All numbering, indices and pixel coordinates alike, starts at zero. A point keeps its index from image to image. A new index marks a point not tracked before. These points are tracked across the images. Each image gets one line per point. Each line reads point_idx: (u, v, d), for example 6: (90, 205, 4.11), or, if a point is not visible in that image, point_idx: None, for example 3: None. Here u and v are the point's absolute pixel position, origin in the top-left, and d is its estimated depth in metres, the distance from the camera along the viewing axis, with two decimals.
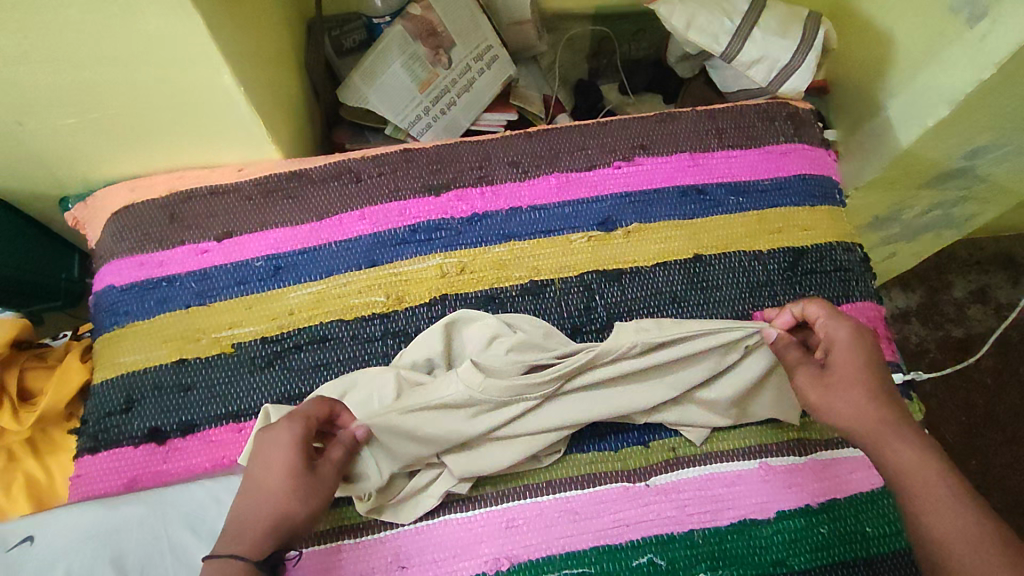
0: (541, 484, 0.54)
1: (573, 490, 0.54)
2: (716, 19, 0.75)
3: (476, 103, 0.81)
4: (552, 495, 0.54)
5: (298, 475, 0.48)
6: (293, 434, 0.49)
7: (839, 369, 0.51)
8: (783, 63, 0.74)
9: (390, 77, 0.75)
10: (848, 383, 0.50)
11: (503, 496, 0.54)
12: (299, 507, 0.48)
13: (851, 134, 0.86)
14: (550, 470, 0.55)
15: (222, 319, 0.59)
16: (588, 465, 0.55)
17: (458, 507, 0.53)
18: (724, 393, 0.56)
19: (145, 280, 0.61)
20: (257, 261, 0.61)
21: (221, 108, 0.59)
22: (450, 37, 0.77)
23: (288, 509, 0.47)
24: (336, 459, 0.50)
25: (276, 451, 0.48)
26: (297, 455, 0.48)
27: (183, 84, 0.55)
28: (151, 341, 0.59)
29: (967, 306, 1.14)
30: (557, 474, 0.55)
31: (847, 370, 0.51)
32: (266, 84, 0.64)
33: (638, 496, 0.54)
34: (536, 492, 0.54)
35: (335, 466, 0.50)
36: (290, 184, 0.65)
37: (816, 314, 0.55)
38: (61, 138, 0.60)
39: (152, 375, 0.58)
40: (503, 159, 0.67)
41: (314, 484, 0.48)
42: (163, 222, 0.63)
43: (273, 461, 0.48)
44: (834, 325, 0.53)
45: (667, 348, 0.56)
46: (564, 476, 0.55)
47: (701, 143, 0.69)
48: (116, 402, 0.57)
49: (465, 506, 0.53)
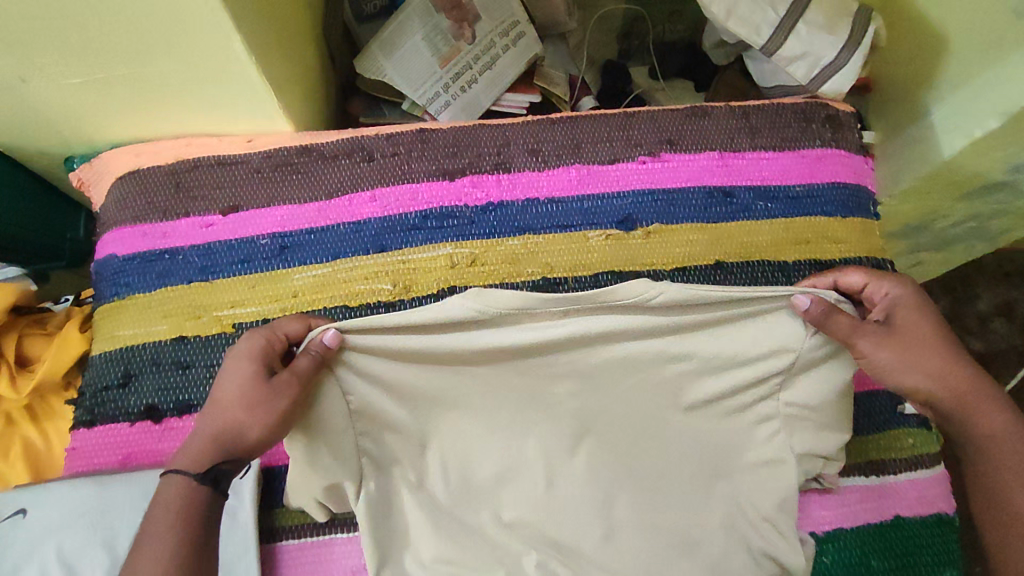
0: (456, 429, 0.53)
1: (487, 421, 0.53)
2: (759, 8, 0.66)
3: (499, 84, 0.74)
4: (479, 460, 0.53)
5: (255, 382, 0.47)
6: (253, 345, 0.50)
7: (906, 329, 0.53)
8: (826, 63, 0.66)
9: (410, 50, 0.70)
10: (911, 341, 0.52)
11: (446, 467, 0.53)
12: (248, 419, 0.47)
13: (891, 138, 0.82)
14: (474, 447, 0.53)
15: (224, 297, 0.58)
16: (538, 402, 0.53)
17: (408, 488, 0.52)
18: (633, 502, 0.53)
19: (147, 250, 0.59)
20: (263, 239, 0.60)
21: (231, 77, 0.56)
22: (475, 10, 0.71)
23: (237, 414, 0.47)
24: (297, 374, 0.46)
25: (237, 358, 0.49)
26: (254, 362, 0.48)
27: (193, 49, 0.52)
28: (151, 315, 0.57)
29: (991, 320, 1.11)
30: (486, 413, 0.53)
31: (913, 330, 0.53)
32: (281, 51, 0.61)
33: (613, 432, 0.54)
34: (453, 442, 0.53)
35: (296, 382, 0.46)
36: (300, 160, 0.63)
37: (862, 282, 0.55)
38: (65, 96, 0.57)
39: (151, 350, 0.56)
40: (523, 146, 0.64)
41: (264, 392, 0.46)
42: (168, 191, 0.61)
43: (238, 362, 0.49)
44: (884, 285, 0.55)
45: (747, 339, 0.52)
46: (488, 402, 0.53)
47: (732, 142, 0.65)
48: (114, 376, 0.55)
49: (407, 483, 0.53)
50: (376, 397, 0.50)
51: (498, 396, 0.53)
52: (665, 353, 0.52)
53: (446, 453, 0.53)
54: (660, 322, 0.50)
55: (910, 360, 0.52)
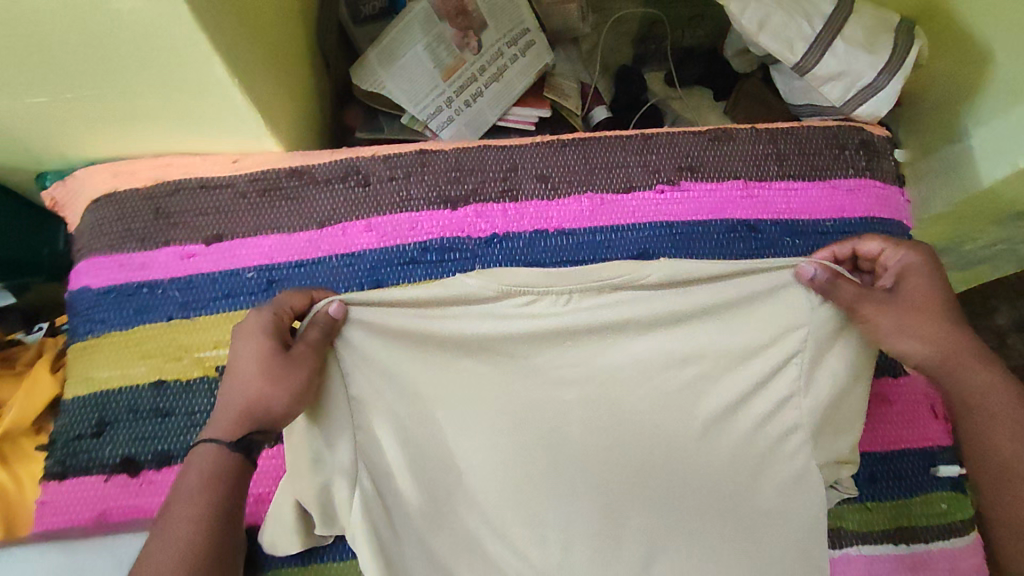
0: (469, 432, 0.47)
1: (498, 425, 0.47)
2: (794, 21, 0.60)
3: (506, 96, 0.69)
4: (488, 471, 0.47)
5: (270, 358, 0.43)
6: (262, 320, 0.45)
7: (910, 296, 0.48)
8: (865, 82, 0.61)
9: (410, 60, 0.64)
10: (915, 309, 0.47)
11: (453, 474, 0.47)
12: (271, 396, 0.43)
13: (924, 157, 0.77)
14: (479, 455, 0.47)
15: (207, 337, 0.54)
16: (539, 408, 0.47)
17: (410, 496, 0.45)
18: (655, 520, 0.48)
19: (124, 283, 0.55)
20: (250, 272, 0.55)
21: (214, 98, 0.51)
22: (482, 18, 0.66)
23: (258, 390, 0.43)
24: (313, 345, 0.43)
25: (249, 337, 0.45)
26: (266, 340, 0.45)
27: (168, 68, 0.47)
28: (128, 356, 0.53)
29: (1012, 337, 1.06)
30: (499, 415, 0.47)
31: (919, 298, 0.48)
32: (271, 65, 0.55)
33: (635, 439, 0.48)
34: (464, 446, 0.47)
35: (311, 353, 0.43)
36: (290, 184, 0.58)
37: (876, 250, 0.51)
38: (31, 116, 0.52)
39: (128, 396, 0.52)
40: (531, 171, 0.60)
41: (280, 366, 0.43)
42: (148, 217, 0.57)
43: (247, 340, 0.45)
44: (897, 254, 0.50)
45: (750, 326, 0.47)
46: (500, 400, 0.47)
47: (758, 170, 0.60)
48: (87, 424, 0.51)
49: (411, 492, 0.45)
50: (384, 391, 0.45)
51: (512, 391, 0.47)
52: (667, 342, 0.47)
53: (457, 458, 0.47)
54: (654, 307, 0.46)
55: (911, 329, 0.47)
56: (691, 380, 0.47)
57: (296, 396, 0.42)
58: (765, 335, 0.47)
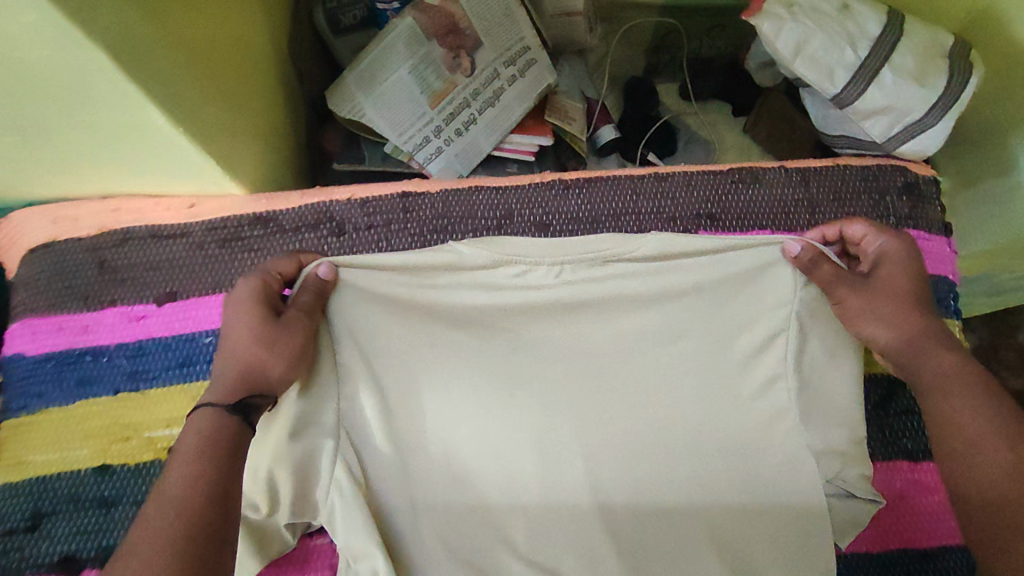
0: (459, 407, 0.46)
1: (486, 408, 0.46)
2: (835, 46, 0.53)
3: (503, 122, 0.61)
4: (475, 456, 0.45)
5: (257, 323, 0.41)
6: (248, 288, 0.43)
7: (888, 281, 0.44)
8: (913, 118, 0.53)
9: (394, 86, 0.57)
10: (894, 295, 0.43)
11: (436, 455, 0.45)
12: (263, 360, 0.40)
13: (963, 189, 0.70)
14: (466, 439, 0.46)
15: (159, 413, 0.47)
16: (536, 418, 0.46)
17: (394, 469, 0.43)
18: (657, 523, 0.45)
19: (65, 349, 0.48)
20: (206, 337, 0.49)
21: (161, 146, 0.43)
22: (475, 36, 0.58)
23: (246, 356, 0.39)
24: (306, 308, 0.41)
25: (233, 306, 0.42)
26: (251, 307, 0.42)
27: (104, 121, 0.39)
28: (69, 436, 0.47)
29: None
30: (488, 398, 0.46)
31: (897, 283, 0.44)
32: (232, 98, 0.47)
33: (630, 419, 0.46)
34: (453, 420, 0.45)
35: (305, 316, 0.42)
36: (254, 233, 0.51)
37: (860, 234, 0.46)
38: None
39: (68, 483, 0.46)
40: (529, 217, 0.52)
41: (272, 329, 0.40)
42: (92, 271, 0.50)
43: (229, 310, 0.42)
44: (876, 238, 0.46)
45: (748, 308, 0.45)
46: (486, 374, 0.46)
47: (787, 219, 0.53)
48: (20, 516, 0.45)
49: (397, 467, 0.44)
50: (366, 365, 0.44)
51: (499, 366, 0.46)
52: (657, 315, 0.46)
53: (445, 437, 0.45)
54: (650, 284, 0.45)
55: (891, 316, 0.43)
56: (679, 359, 0.46)
57: (294, 361, 0.40)
58: (755, 314, 0.45)
